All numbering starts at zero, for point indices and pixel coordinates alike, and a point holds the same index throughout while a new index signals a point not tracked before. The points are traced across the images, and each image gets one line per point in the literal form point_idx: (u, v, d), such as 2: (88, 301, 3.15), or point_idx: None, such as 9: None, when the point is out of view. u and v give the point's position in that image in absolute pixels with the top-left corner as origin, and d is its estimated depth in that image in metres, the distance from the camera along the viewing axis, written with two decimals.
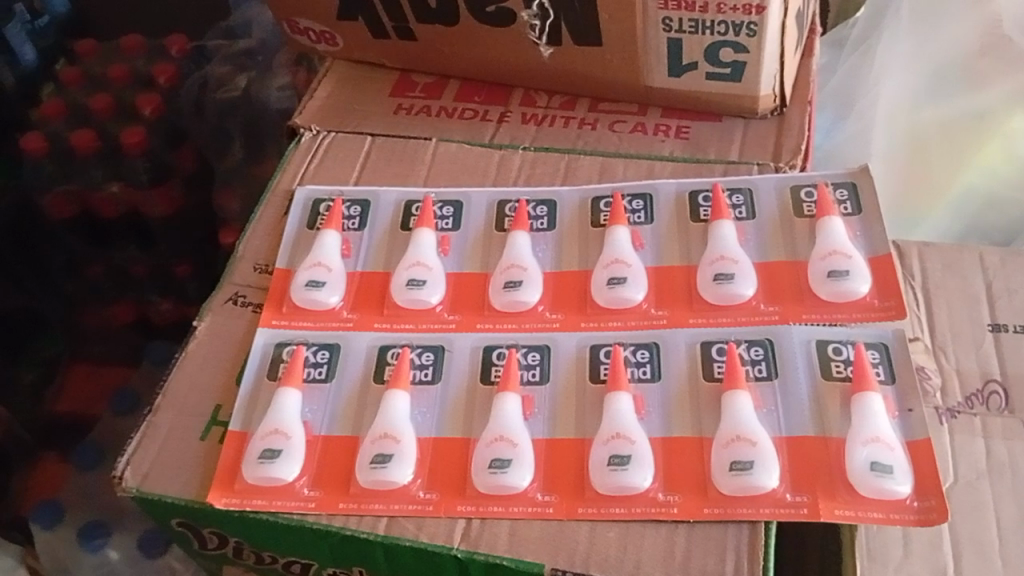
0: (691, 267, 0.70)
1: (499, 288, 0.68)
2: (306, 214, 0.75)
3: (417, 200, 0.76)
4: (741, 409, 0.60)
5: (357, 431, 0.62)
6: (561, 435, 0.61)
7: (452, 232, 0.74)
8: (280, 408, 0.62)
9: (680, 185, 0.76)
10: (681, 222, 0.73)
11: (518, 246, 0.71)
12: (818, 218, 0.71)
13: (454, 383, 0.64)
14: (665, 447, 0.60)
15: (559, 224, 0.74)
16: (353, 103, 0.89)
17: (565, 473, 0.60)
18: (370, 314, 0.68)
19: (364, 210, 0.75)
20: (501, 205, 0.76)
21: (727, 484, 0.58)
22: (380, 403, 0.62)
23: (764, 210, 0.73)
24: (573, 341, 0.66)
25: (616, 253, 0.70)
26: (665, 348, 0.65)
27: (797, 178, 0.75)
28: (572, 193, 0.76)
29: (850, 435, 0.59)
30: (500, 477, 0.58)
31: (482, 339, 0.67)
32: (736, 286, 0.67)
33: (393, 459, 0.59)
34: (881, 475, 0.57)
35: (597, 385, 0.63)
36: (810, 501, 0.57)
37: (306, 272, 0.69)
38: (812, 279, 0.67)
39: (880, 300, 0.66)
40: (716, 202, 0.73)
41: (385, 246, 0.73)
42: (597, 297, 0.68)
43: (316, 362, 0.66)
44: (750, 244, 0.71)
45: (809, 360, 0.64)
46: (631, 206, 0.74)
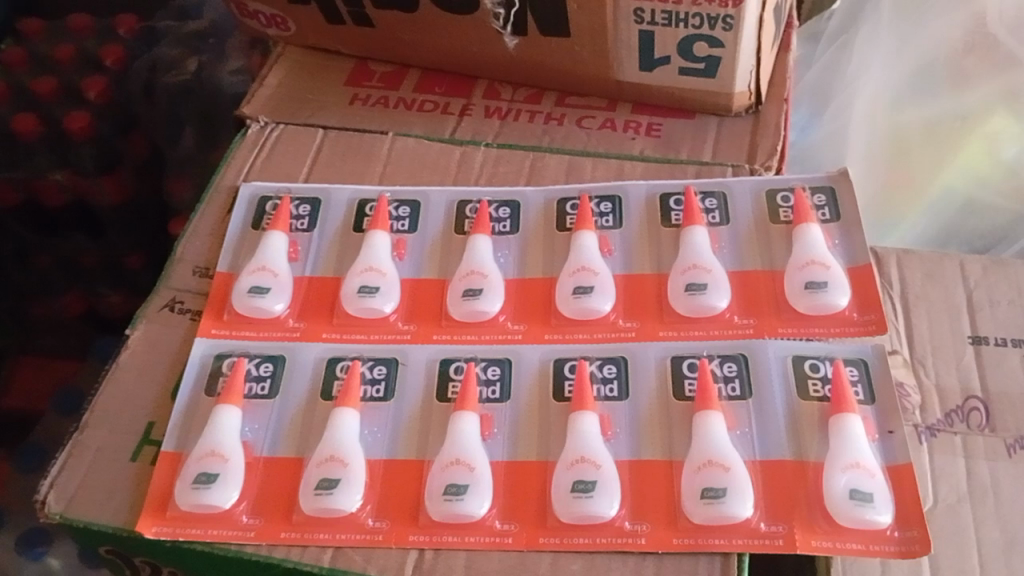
0: (662, 276, 0.66)
1: (457, 297, 0.64)
2: (251, 213, 0.70)
3: (371, 198, 0.72)
4: (714, 433, 0.57)
5: (301, 453, 0.57)
6: (522, 457, 0.57)
7: (409, 235, 0.69)
8: (218, 427, 0.57)
9: (650, 187, 0.72)
10: (652, 228, 0.69)
11: (478, 251, 0.67)
12: (795, 224, 0.68)
13: (408, 400, 0.60)
14: (633, 472, 0.57)
15: (523, 227, 0.70)
16: (306, 92, 0.83)
17: (527, 500, 0.56)
18: (319, 323, 0.64)
19: (315, 209, 0.71)
20: (462, 205, 0.71)
21: (699, 513, 0.54)
22: (328, 423, 0.58)
23: (740, 216, 0.70)
24: (537, 354, 0.62)
25: (583, 261, 0.65)
26: (635, 363, 0.62)
27: (773, 182, 0.71)
28: (537, 193, 0.72)
29: (830, 460, 0.56)
30: (457, 505, 0.54)
31: (440, 352, 0.62)
32: (709, 298, 0.63)
33: (340, 484, 0.55)
34: (861, 504, 0.54)
35: (561, 403, 0.60)
36: (786, 531, 0.54)
37: (249, 277, 0.64)
38: (789, 291, 0.64)
39: (860, 314, 0.63)
40: (689, 207, 0.69)
41: (336, 249, 0.68)
42: (562, 307, 0.64)
43: (260, 375, 0.61)
44: (723, 253, 0.67)
45: (785, 378, 0.61)
46: (599, 209, 0.71)
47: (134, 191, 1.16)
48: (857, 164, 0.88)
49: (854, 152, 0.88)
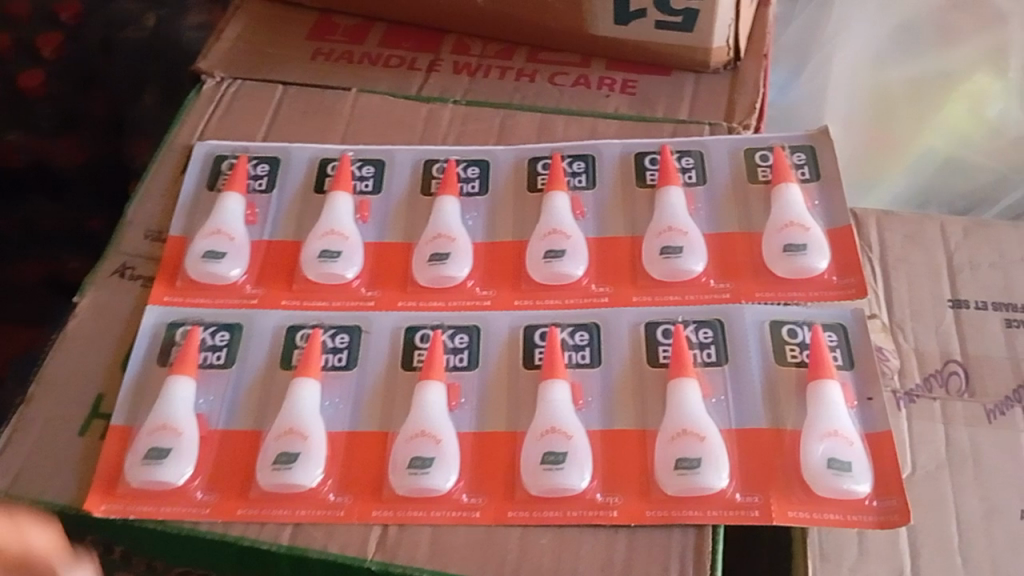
0: (636, 238, 0.64)
1: (423, 262, 0.61)
2: (205, 174, 0.67)
3: (333, 158, 0.68)
4: (689, 401, 0.55)
5: (259, 425, 0.55)
6: (491, 428, 0.55)
7: (373, 196, 0.66)
8: (170, 399, 0.55)
9: (626, 146, 0.69)
10: (627, 188, 0.67)
11: (445, 213, 0.64)
12: (774, 184, 0.65)
13: (372, 368, 0.58)
14: (605, 442, 0.55)
15: (492, 188, 0.67)
16: (264, 47, 0.79)
17: (495, 473, 0.54)
18: (277, 290, 0.61)
19: (274, 169, 0.67)
20: (428, 164, 0.68)
21: (673, 484, 0.52)
22: (286, 393, 0.55)
23: (717, 175, 0.67)
24: (506, 321, 0.60)
25: (554, 223, 0.63)
26: (608, 330, 0.59)
27: (751, 140, 0.69)
28: (507, 153, 0.69)
29: (806, 428, 0.54)
30: (422, 480, 0.52)
31: (405, 319, 0.60)
32: (685, 262, 0.61)
33: (299, 459, 0.53)
34: (839, 474, 0.53)
35: (531, 370, 0.57)
36: (763, 502, 0.52)
37: (204, 242, 0.62)
38: (767, 253, 0.62)
39: (840, 278, 0.61)
40: (665, 166, 0.67)
41: (297, 211, 0.65)
42: (534, 273, 0.61)
43: (215, 344, 0.58)
44: (700, 214, 0.65)
45: (762, 343, 0.59)
46: (572, 169, 0.68)
47: (94, 151, 1.12)
48: (836, 122, 0.84)
49: (835, 107, 0.84)
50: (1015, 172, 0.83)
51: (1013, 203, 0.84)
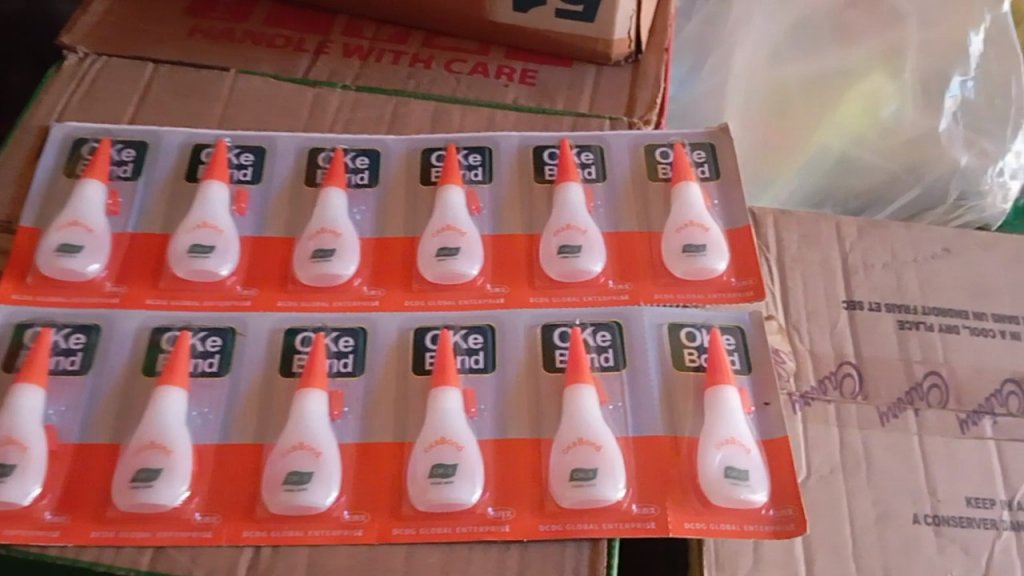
0: (533, 236, 0.61)
1: (305, 259, 0.57)
2: (61, 159, 0.62)
3: (208, 144, 0.64)
4: (584, 409, 0.52)
5: (117, 438, 0.51)
6: (376, 440, 0.52)
7: (251, 186, 0.62)
8: (15, 410, 0.49)
9: (523, 140, 0.67)
10: (524, 184, 0.64)
11: (330, 206, 0.60)
12: (674, 182, 0.64)
13: (248, 374, 0.54)
14: (498, 452, 0.52)
15: (382, 179, 0.64)
16: (134, 18, 0.73)
17: (378, 486, 0.50)
18: (141, 288, 0.56)
19: (141, 155, 0.63)
20: (313, 153, 0.64)
21: (567, 497, 0.50)
22: (149, 401, 0.51)
23: (616, 172, 0.66)
24: (395, 323, 0.57)
25: (447, 219, 0.60)
26: (503, 332, 0.57)
27: (651, 136, 0.67)
28: (399, 143, 0.66)
29: (705, 436, 0.53)
30: (296, 498, 0.48)
31: (284, 321, 0.56)
32: (582, 262, 0.59)
33: (161, 475, 0.48)
34: (736, 483, 0.51)
35: (421, 376, 0.54)
36: (659, 514, 0.50)
37: (58, 234, 0.56)
38: (666, 253, 0.60)
39: (738, 280, 0.60)
40: (563, 161, 0.64)
41: (169, 204, 0.61)
42: (425, 272, 0.58)
43: (69, 348, 0.53)
44: (600, 212, 0.63)
45: (659, 348, 0.57)
46: (468, 162, 0.65)
47: None
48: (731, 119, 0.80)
49: (732, 103, 0.80)
50: (910, 172, 0.80)
51: (905, 203, 0.82)
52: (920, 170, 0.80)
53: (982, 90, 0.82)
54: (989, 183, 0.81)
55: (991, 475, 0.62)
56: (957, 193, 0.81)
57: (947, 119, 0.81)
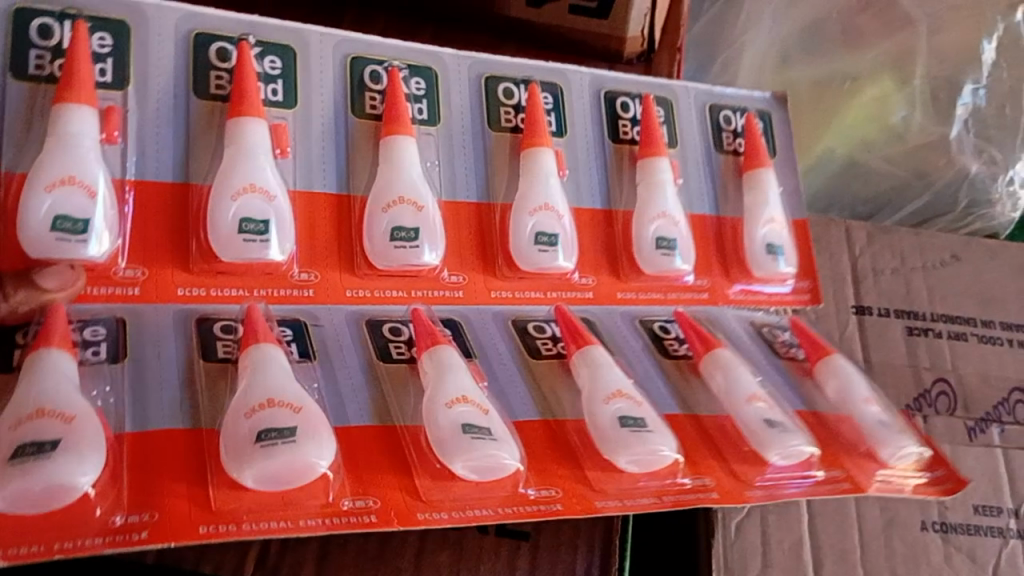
0: (611, 212, 0.62)
1: (382, 243, 0.53)
2: (9, 53, 0.48)
3: (217, 33, 0.54)
4: (607, 363, 0.53)
5: (194, 423, 0.45)
6: (524, 416, 0.51)
7: (290, 116, 0.55)
8: (48, 372, 0.42)
9: (594, 78, 0.65)
10: (598, 140, 0.64)
11: (404, 159, 0.55)
12: (753, 161, 0.66)
13: (346, 369, 0.50)
14: (545, 427, 0.51)
15: (442, 117, 0.59)
16: None
17: (545, 459, 0.49)
18: (169, 269, 0.50)
19: (119, 42, 0.51)
20: (358, 63, 0.58)
21: (627, 451, 0.48)
22: (246, 365, 0.46)
23: (685, 132, 0.67)
24: (488, 317, 0.57)
25: (541, 194, 0.57)
26: (600, 324, 0.59)
27: (716, 95, 0.69)
28: (457, 60, 0.61)
29: (730, 401, 0.55)
30: (487, 449, 0.45)
31: (360, 311, 0.54)
32: (678, 261, 0.60)
33: (297, 433, 0.42)
34: (783, 430, 0.52)
35: (542, 360, 0.55)
36: (714, 484, 0.51)
37: (48, 198, 0.45)
38: (749, 255, 0.63)
39: (799, 282, 0.65)
40: (647, 130, 0.63)
41: (186, 138, 0.52)
42: (525, 263, 0.56)
43: (86, 341, 0.46)
44: (697, 191, 0.66)
45: (757, 342, 0.63)
46: (544, 104, 0.62)
47: None
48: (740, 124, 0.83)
49: None
50: (920, 178, 0.83)
51: (916, 209, 0.85)
52: (929, 176, 0.83)
53: (993, 99, 0.82)
54: (998, 191, 0.84)
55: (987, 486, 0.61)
56: (968, 201, 0.84)
57: (957, 127, 0.82)
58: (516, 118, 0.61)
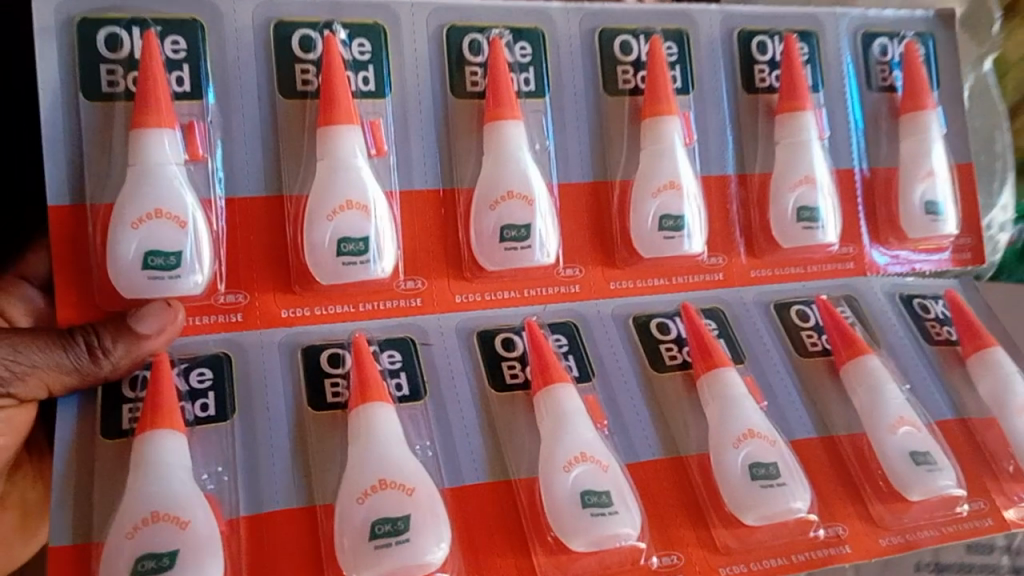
0: (745, 176, 0.59)
1: (494, 245, 0.51)
2: (78, 71, 0.47)
3: (299, 21, 0.50)
4: (735, 395, 0.50)
5: (309, 500, 0.44)
6: (646, 456, 0.49)
7: (383, 104, 0.52)
8: (160, 469, 0.41)
9: (725, 15, 0.60)
10: (731, 91, 0.60)
11: (511, 149, 0.52)
12: (909, 106, 0.62)
13: (457, 403, 0.49)
14: (671, 473, 0.49)
15: (553, 85, 0.56)
16: None
17: (665, 517, 0.48)
18: (273, 296, 0.49)
19: (195, 45, 0.49)
20: (457, 35, 0.54)
21: (752, 513, 0.47)
22: (358, 428, 0.45)
23: (831, 73, 0.63)
24: (608, 310, 0.54)
25: (668, 172, 0.54)
26: (734, 315, 0.57)
27: (871, 20, 0.65)
28: (567, 14, 0.56)
29: (874, 427, 0.52)
30: (605, 524, 0.44)
31: (472, 322, 0.52)
32: (822, 233, 0.57)
33: (410, 525, 0.42)
34: (930, 469, 0.50)
35: (664, 374, 0.53)
36: (849, 535, 0.49)
37: (137, 233, 0.45)
38: (905, 216, 0.60)
39: (960, 238, 0.63)
40: (789, 78, 0.59)
41: (274, 141, 0.50)
42: (648, 252, 0.54)
43: (195, 390, 0.47)
44: (845, 143, 0.62)
45: (901, 315, 0.60)
46: (668, 56, 0.58)
47: None
48: None
49: None
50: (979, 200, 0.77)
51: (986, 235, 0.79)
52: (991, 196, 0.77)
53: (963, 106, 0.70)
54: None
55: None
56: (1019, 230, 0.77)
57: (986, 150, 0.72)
58: (634, 77, 0.57)
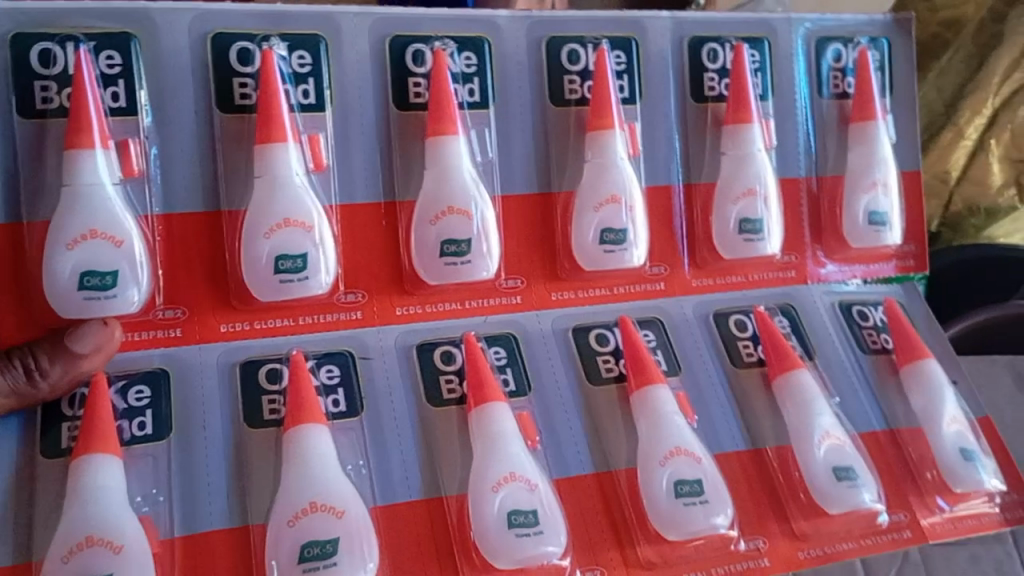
0: (690, 186, 0.59)
1: (434, 260, 0.51)
2: (13, 89, 0.47)
3: (236, 33, 0.50)
4: (666, 412, 0.52)
5: (242, 518, 0.45)
6: (576, 470, 0.51)
7: (322, 117, 0.52)
8: (95, 491, 0.43)
9: (676, 22, 0.59)
10: (678, 100, 0.59)
11: (453, 164, 0.52)
12: (858, 116, 0.62)
13: (394, 421, 0.50)
14: (600, 488, 0.51)
15: (496, 95, 0.55)
16: None
17: (591, 532, 0.49)
18: (212, 310, 0.50)
19: (129, 59, 0.48)
20: (399, 45, 0.53)
21: (675, 530, 0.49)
22: (290, 449, 0.46)
23: (783, 80, 0.62)
24: (546, 322, 0.56)
25: (609, 185, 0.54)
26: (672, 326, 0.58)
27: (828, 24, 0.63)
28: (513, 22, 0.55)
29: (800, 442, 0.53)
30: (529, 545, 0.46)
31: (412, 335, 0.53)
32: (764, 244, 0.57)
33: (339, 546, 0.43)
34: (850, 485, 0.52)
35: (600, 387, 0.55)
36: (767, 548, 0.51)
37: (73, 254, 0.45)
38: (847, 225, 0.60)
39: (902, 245, 0.64)
40: (735, 88, 0.58)
41: (212, 158, 0.50)
42: (588, 265, 0.54)
43: (133, 408, 0.47)
44: (792, 152, 0.62)
45: (838, 324, 0.61)
46: (616, 66, 0.57)
47: None
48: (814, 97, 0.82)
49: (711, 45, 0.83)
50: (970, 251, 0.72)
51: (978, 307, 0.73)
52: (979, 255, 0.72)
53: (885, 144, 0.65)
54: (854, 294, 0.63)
55: (1002, 542, 0.58)
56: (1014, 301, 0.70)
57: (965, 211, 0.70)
58: (581, 87, 0.57)
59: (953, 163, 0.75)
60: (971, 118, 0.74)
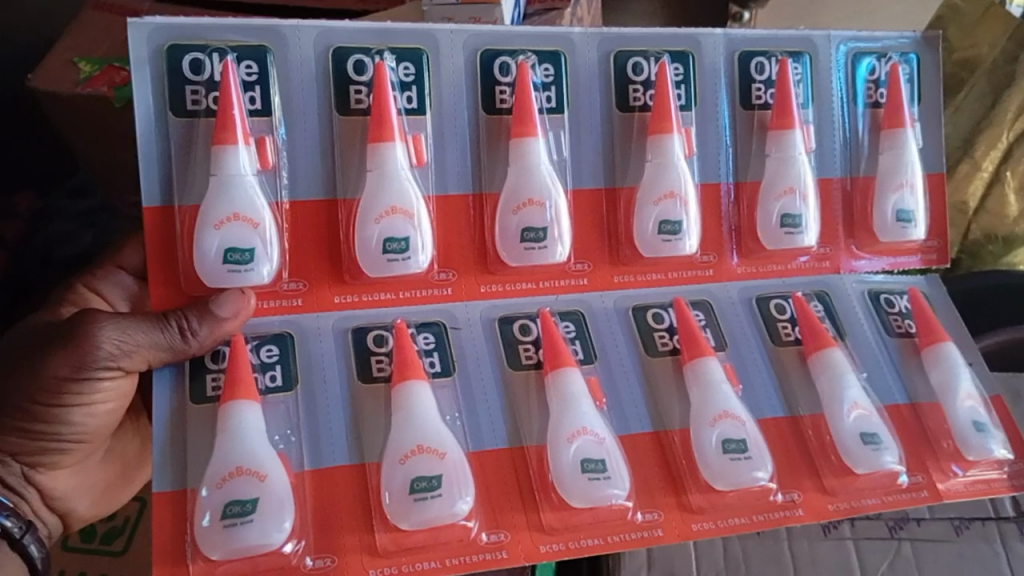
0: (738, 184, 0.67)
1: (515, 244, 0.59)
2: (168, 94, 0.55)
3: (350, 46, 0.58)
4: (715, 380, 0.60)
5: (359, 457, 0.54)
6: (635, 429, 0.59)
7: (420, 120, 0.60)
8: (241, 432, 0.52)
9: (728, 38, 0.67)
10: (729, 108, 0.67)
11: (533, 162, 0.60)
12: (889, 124, 0.69)
13: (481, 382, 0.59)
14: (656, 443, 0.59)
15: (569, 101, 0.63)
16: None
17: (649, 480, 0.58)
18: (327, 284, 0.58)
19: (264, 69, 0.57)
20: (488, 57, 0.61)
21: (722, 480, 0.57)
22: (398, 402, 0.55)
23: (822, 90, 0.69)
24: (609, 301, 0.64)
25: (667, 183, 0.62)
26: (718, 308, 0.65)
27: (862, 40, 0.71)
28: (586, 38, 0.63)
29: (831, 410, 0.61)
30: (599, 487, 0.54)
31: (494, 309, 0.61)
32: (802, 237, 0.65)
33: (442, 482, 0.52)
34: (875, 449, 0.59)
35: (656, 358, 0.63)
36: (801, 499, 0.59)
37: (217, 234, 0.54)
38: (878, 222, 0.67)
39: (927, 240, 0.71)
40: (780, 98, 0.66)
41: (331, 153, 0.58)
42: (648, 253, 0.62)
43: (266, 363, 0.56)
44: (828, 155, 0.69)
45: (866, 309, 0.69)
46: (674, 77, 0.65)
47: None
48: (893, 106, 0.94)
49: None
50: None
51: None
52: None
53: None
54: None
55: (991, 542, 0.69)
56: None
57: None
58: (644, 95, 0.64)
59: (971, 194, 0.90)
60: (987, 152, 0.89)
